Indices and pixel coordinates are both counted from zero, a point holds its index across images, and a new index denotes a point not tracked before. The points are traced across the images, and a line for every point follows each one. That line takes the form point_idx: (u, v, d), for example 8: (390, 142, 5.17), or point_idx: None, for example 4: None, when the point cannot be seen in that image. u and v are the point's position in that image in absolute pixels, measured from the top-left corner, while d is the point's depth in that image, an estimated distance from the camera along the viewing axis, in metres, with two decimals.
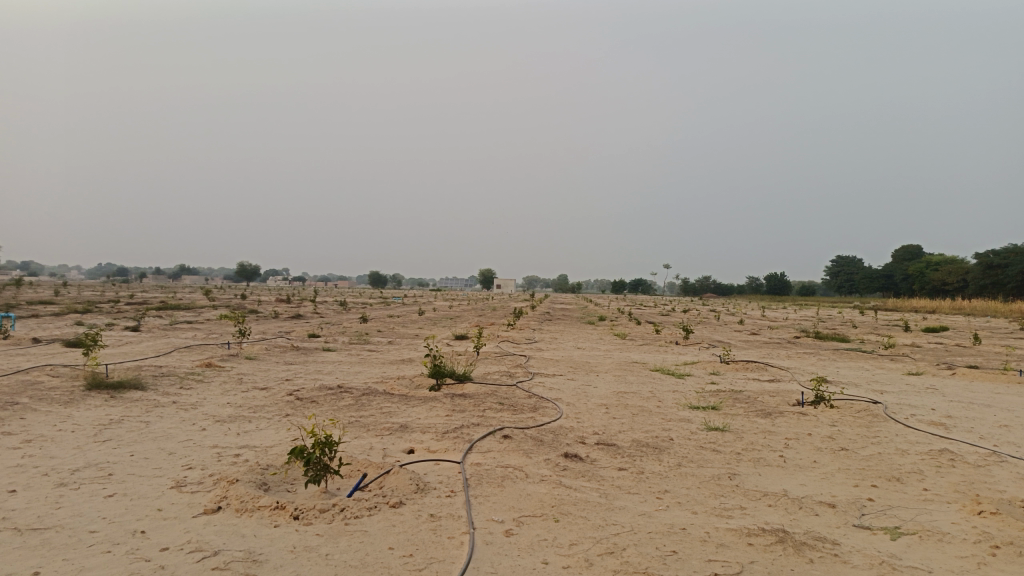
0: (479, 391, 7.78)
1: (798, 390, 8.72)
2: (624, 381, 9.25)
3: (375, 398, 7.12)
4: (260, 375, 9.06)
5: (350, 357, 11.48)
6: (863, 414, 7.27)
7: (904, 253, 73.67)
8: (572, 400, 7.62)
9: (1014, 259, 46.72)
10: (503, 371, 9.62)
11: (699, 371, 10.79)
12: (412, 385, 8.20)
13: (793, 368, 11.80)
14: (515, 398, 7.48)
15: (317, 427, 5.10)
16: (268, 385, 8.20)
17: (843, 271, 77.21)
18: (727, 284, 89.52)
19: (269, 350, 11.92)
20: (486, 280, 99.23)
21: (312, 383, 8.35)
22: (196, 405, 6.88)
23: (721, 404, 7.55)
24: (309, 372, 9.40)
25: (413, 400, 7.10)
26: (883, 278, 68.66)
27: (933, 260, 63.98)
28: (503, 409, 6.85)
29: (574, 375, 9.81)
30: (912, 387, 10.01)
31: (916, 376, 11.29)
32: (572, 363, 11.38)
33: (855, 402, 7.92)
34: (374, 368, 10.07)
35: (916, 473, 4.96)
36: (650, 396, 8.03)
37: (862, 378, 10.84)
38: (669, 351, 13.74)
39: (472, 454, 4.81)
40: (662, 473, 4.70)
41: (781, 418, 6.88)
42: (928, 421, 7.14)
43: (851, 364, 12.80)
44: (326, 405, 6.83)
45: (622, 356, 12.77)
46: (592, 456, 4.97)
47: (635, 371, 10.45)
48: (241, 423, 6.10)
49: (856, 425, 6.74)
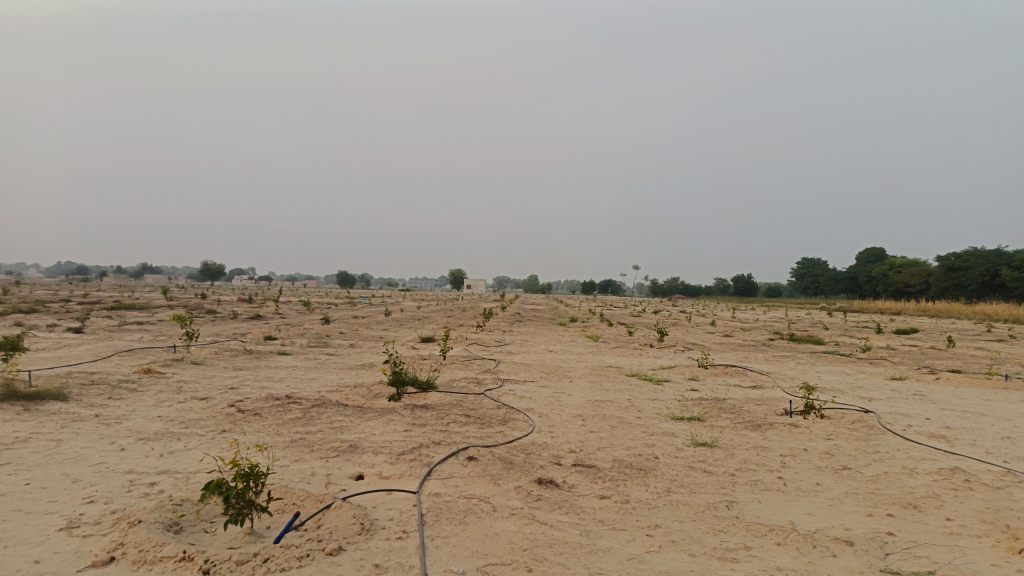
0: (443, 401, 7.09)
1: (784, 398, 8.18)
2: (599, 389, 8.60)
3: (326, 411, 6.39)
4: (202, 383, 8.25)
5: (306, 363, 10.68)
6: (858, 426, 6.74)
7: (868, 256, 74.54)
8: (544, 411, 6.97)
9: (975, 263, 47.40)
10: (470, 377, 8.94)
11: (677, 376, 10.21)
12: (370, 393, 7.49)
13: (774, 373, 11.32)
14: (483, 409, 6.80)
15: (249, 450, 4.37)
16: (208, 395, 7.40)
17: (810, 274, 77.94)
18: (695, 284, 89.82)
19: (218, 354, 11.06)
20: (456, 281, 98.62)
21: (259, 392, 7.57)
22: (120, 420, 6.08)
23: (705, 414, 6.96)
24: (258, 380, 8.60)
25: (368, 412, 6.38)
26: (848, 280, 69.36)
27: (896, 261, 64.81)
28: (468, 423, 6.17)
29: (546, 382, 9.14)
30: (898, 393, 9.54)
31: (900, 381, 10.86)
32: (544, 368, 10.72)
33: (846, 412, 7.38)
34: (331, 375, 9.31)
35: (934, 499, 4.40)
36: (628, 405, 7.41)
37: (846, 383, 10.37)
38: (644, 355, 13.17)
39: (430, 481, 4.13)
40: (650, 503, 4.06)
41: (772, 431, 6.31)
42: (928, 433, 6.63)
43: (831, 368, 12.36)
44: (270, 419, 6.08)
45: (596, 359, 12.14)
46: (569, 483, 4.32)
47: (610, 377, 9.84)
48: (167, 442, 5.32)
49: (852, 438, 6.18)
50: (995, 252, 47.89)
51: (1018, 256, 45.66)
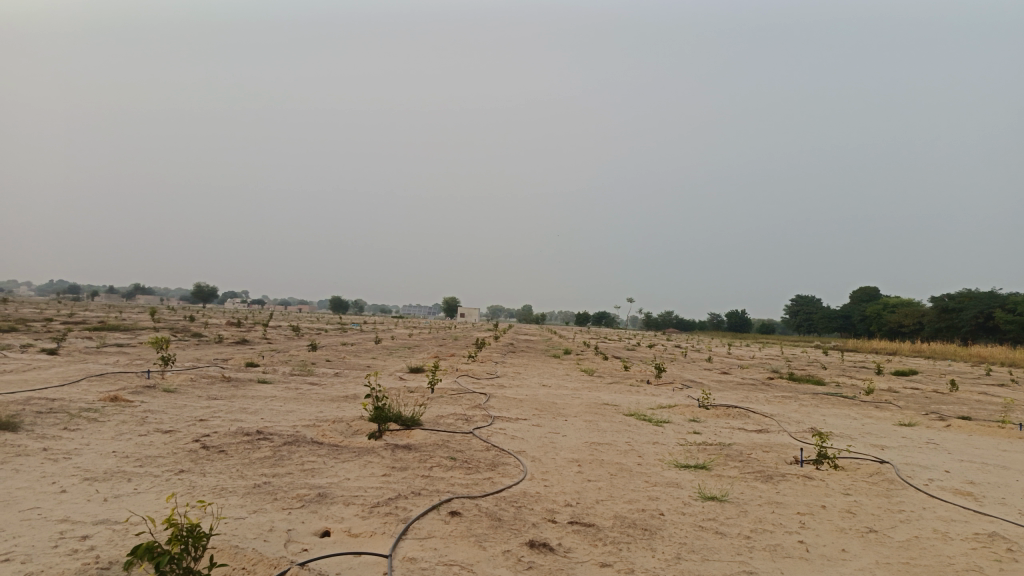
0: (427, 441, 6.53)
1: (793, 445, 7.66)
2: (596, 430, 8.05)
3: (298, 449, 5.84)
4: (170, 414, 7.67)
5: (285, 393, 10.10)
6: (877, 479, 6.22)
7: (862, 295, 74.35)
8: (537, 454, 6.41)
9: (969, 304, 47.17)
10: (458, 414, 8.38)
11: (678, 417, 9.66)
12: (350, 430, 6.93)
13: (777, 415, 10.78)
14: (470, 451, 6.25)
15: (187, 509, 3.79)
16: (174, 427, 6.84)
17: (804, 310, 77.73)
18: (689, 320, 89.43)
19: (194, 382, 10.46)
20: (450, 309, 98.15)
21: (229, 425, 7.01)
22: (69, 455, 5.51)
23: (711, 462, 6.42)
24: (231, 411, 8.03)
25: (344, 452, 5.82)
26: (842, 318, 69.09)
27: (890, 300, 64.66)
28: (453, 467, 5.62)
29: (539, 420, 8.58)
30: (911, 441, 9.00)
31: (910, 428, 10.33)
32: (537, 404, 10.16)
33: (862, 462, 6.85)
34: (311, 408, 8.74)
35: (977, 573, 3.87)
36: (627, 449, 6.86)
37: (853, 429, 9.84)
38: (641, 392, 12.63)
39: (405, 543, 3.60)
40: (658, 573, 3.53)
41: (785, 483, 5.79)
42: (952, 488, 6.11)
43: (836, 411, 11.82)
44: (235, 458, 5.51)
45: (591, 396, 11.60)
46: (564, 546, 3.78)
47: (607, 416, 9.30)
48: (115, 484, 4.75)
49: (873, 494, 5.65)
50: (989, 294, 47.72)
51: (1012, 299, 45.51)
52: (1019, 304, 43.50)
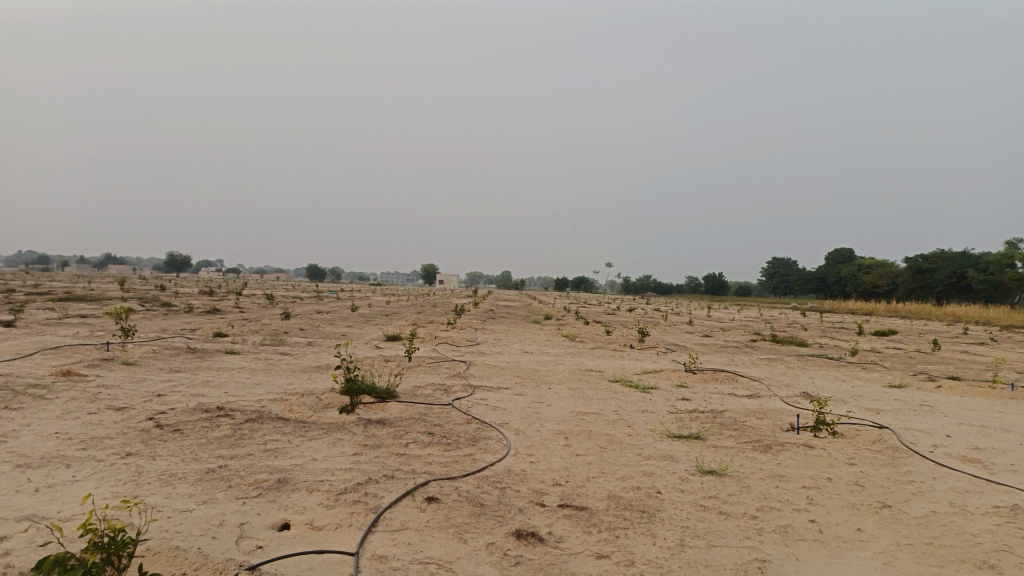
0: (403, 414, 6.08)
1: (788, 410, 7.32)
2: (582, 398, 7.64)
3: (261, 427, 5.36)
4: (125, 389, 7.13)
5: (254, 364, 9.58)
6: (880, 446, 5.89)
7: (838, 257, 74.80)
8: (520, 427, 5.99)
9: (943, 264, 47.52)
10: (436, 383, 7.94)
11: (665, 383, 9.30)
12: (320, 405, 6.47)
13: (766, 379, 10.47)
14: (448, 425, 5.80)
15: (115, 511, 3.28)
16: (128, 405, 6.32)
17: (781, 272, 78.17)
18: (668, 284, 89.59)
19: (155, 354, 9.88)
20: (429, 275, 97.43)
21: (189, 401, 6.50)
22: (5, 438, 4.98)
23: (705, 431, 6.05)
24: (193, 386, 7.51)
25: (312, 430, 5.34)
26: (818, 280, 69.53)
27: (865, 261, 65.06)
28: (430, 444, 5.18)
29: (522, 389, 8.16)
30: (905, 404, 8.73)
31: (901, 390, 10.08)
32: (519, 372, 9.76)
33: (861, 428, 6.51)
34: (280, 380, 8.24)
35: (1008, 554, 3.51)
36: (615, 419, 6.47)
37: (844, 392, 9.56)
38: (626, 357, 12.28)
39: (375, 536, 3.16)
40: (661, 565, 3.12)
41: (785, 453, 5.43)
42: (959, 455, 5.79)
43: (825, 374, 11.56)
44: (191, 439, 5.01)
45: (574, 362, 11.23)
46: (555, 535, 3.36)
47: (592, 383, 8.92)
48: (50, 470, 4.24)
49: (879, 464, 5.31)
50: (962, 254, 48.05)
51: (985, 258, 45.87)
52: (992, 264, 43.84)
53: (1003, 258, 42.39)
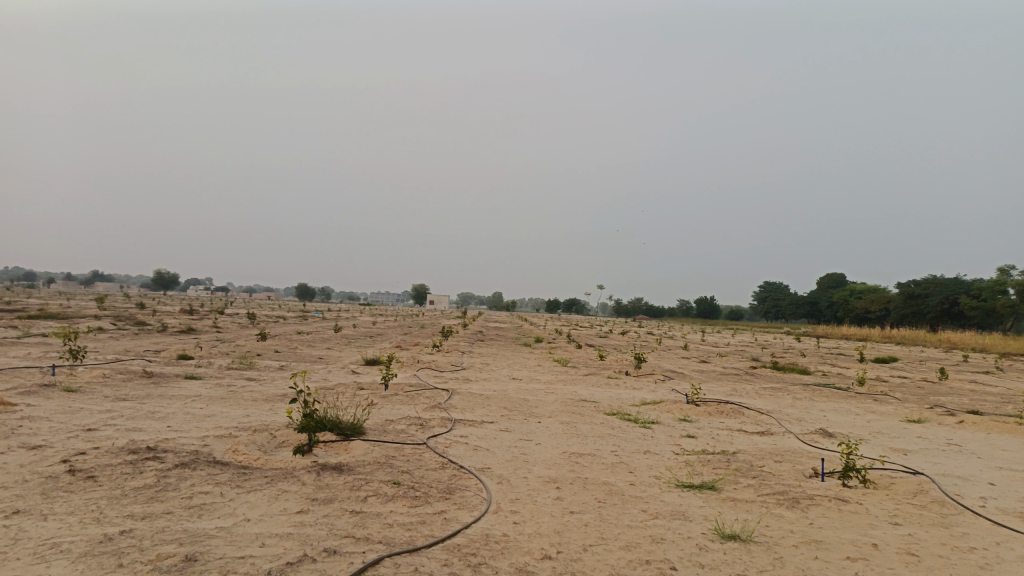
0: (367, 457, 5.20)
1: (807, 452, 6.47)
2: (575, 436, 6.77)
3: (192, 475, 4.46)
4: (52, 422, 6.21)
5: (214, 392, 8.66)
6: (925, 498, 5.04)
7: (830, 282, 74.32)
8: (504, 473, 5.11)
9: (934, 289, 46.97)
10: (411, 417, 7.03)
11: (666, 417, 8.43)
12: (273, 445, 5.58)
13: (775, 412, 9.62)
14: (419, 472, 4.91)
15: None
16: (46, 442, 5.40)
17: (772, 296, 77.67)
18: (659, 308, 88.92)
19: (105, 379, 8.93)
20: (420, 296, 96.45)
21: (119, 438, 5.58)
22: None
23: (720, 480, 5.19)
24: (133, 418, 6.58)
25: (252, 479, 4.45)
26: (809, 304, 69.00)
27: (857, 286, 64.57)
28: (393, 498, 4.29)
29: (509, 424, 7.27)
30: (933, 444, 7.88)
31: (922, 426, 9.23)
32: (506, 402, 8.86)
33: (896, 477, 5.67)
34: (236, 411, 7.33)
35: None
36: (615, 463, 5.60)
37: (861, 429, 8.71)
38: (621, 385, 11.41)
39: None
40: None
41: (816, 510, 4.58)
42: (1016, 512, 4.95)
43: (836, 406, 10.71)
44: (101, 492, 4.11)
45: (566, 391, 10.34)
46: None
47: (587, 417, 8.05)
48: None
49: (929, 523, 4.48)
50: (955, 281, 47.52)
51: (977, 284, 45.33)
52: (984, 290, 43.33)
53: (996, 284, 41.93)
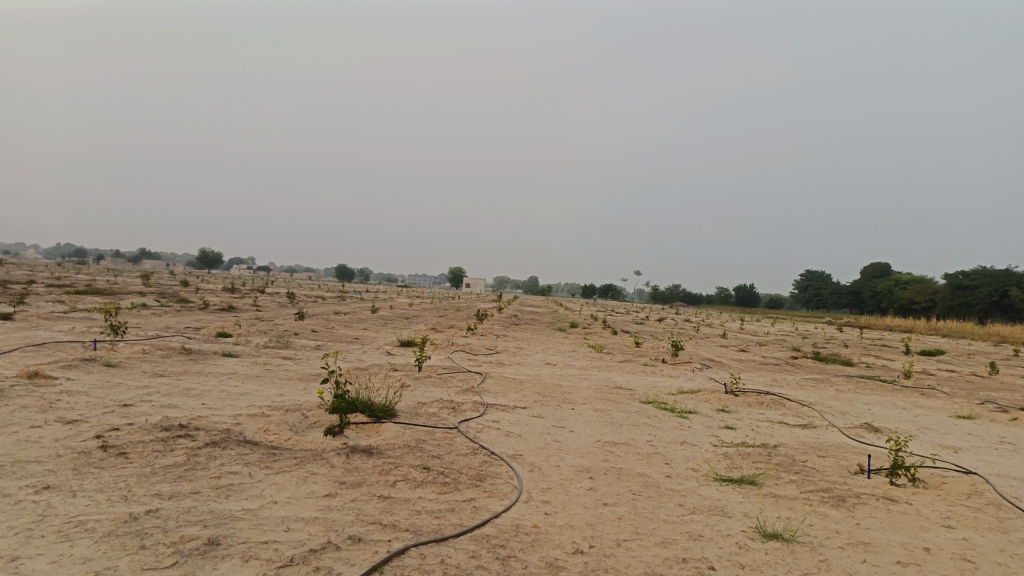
0: (397, 441, 5.13)
1: (852, 447, 6.22)
2: (609, 424, 6.62)
3: (222, 454, 4.43)
4: (89, 396, 6.26)
5: (249, 370, 8.70)
6: (979, 500, 4.78)
7: (874, 271, 72.50)
8: (536, 461, 4.99)
9: (984, 281, 45.46)
10: (444, 401, 6.94)
11: (704, 407, 8.21)
12: (304, 425, 5.54)
13: (817, 404, 9.33)
14: (449, 457, 4.82)
15: None
16: (82, 417, 5.44)
17: (813, 285, 76.11)
18: (696, 295, 87.87)
19: (143, 355, 9.03)
20: (456, 279, 96.79)
21: (153, 415, 5.60)
22: None
23: (760, 474, 4.99)
24: (168, 395, 6.61)
25: (281, 460, 4.39)
26: (852, 294, 67.45)
27: (902, 276, 62.86)
28: (422, 483, 4.20)
29: (542, 410, 7.14)
30: (985, 441, 7.54)
31: (972, 422, 8.86)
32: (540, 387, 8.74)
33: (948, 476, 5.40)
34: (270, 390, 7.32)
35: None
36: (650, 454, 5.44)
37: (908, 424, 8.38)
38: (658, 373, 11.20)
39: None
40: None
41: (863, 510, 4.37)
42: None
43: (881, 400, 10.36)
44: (132, 469, 4.09)
45: (601, 377, 10.18)
46: None
47: (622, 404, 7.89)
48: None
49: (985, 527, 4.24)
50: (1006, 272, 45.90)
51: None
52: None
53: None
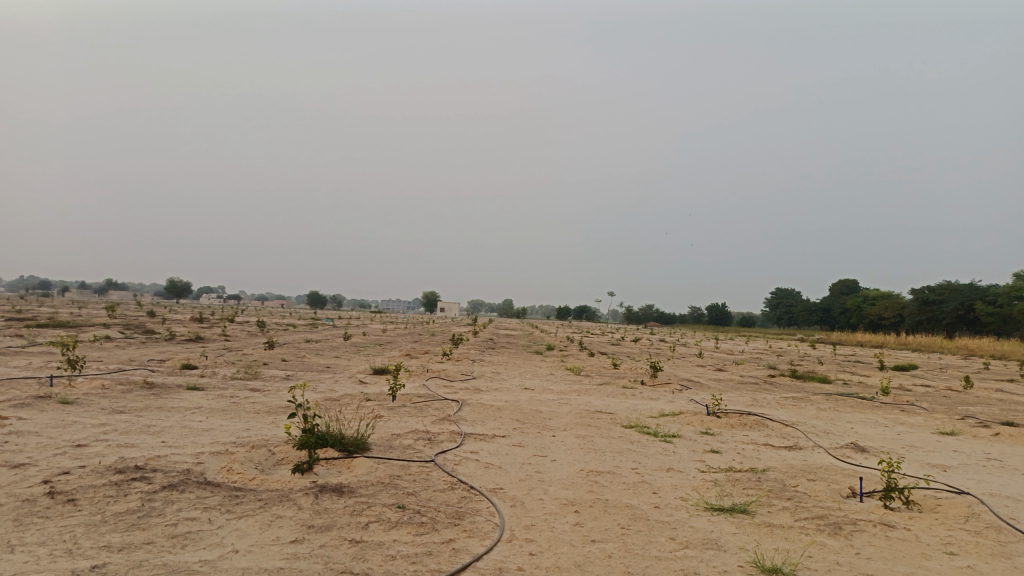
0: (371, 477, 4.83)
1: (842, 469, 6.05)
2: (592, 451, 6.37)
3: (180, 498, 4.11)
4: (40, 437, 5.87)
5: (215, 403, 8.32)
6: (977, 523, 4.62)
7: (843, 288, 73.48)
8: (518, 495, 4.72)
9: (950, 295, 46.23)
10: (419, 431, 6.65)
11: (687, 430, 8.01)
12: (271, 463, 5.22)
13: (800, 424, 9.18)
14: (426, 494, 4.54)
15: None
16: (30, 460, 5.06)
17: (784, 303, 76.91)
18: (669, 315, 88.29)
19: (103, 391, 8.60)
20: (430, 303, 96.23)
21: (108, 456, 5.23)
22: None
23: (752, 502, 4.78)
24: (126, 433, 6.24)
25: (244, 503, 4.08)
26: (822, 310, 68.23)
27: (871, 292, 63.77)
28: (397, 524, 3.92)
29: (522, 438, 6.88)
30: (972, 459, 7.42)
31: (956, 439, 8.77)
32: (519, 414, 8.47)
33: (942, 498, 5.24)
34: (236, 425, 6.97)
35: None
36: (637, 483, 5.21)
37: (893, 442, 8.25)
38: (638, 396, 10.99)
39: None
40: None
41: (861, 538, 4.17)
42: None
43: (863, 418, 10.25)
44: (80, 518, 3.76)
45: (581, 402, 9.94)
46: None
47: (604, 430, 7.65)
48: None
49: (988, 552, 4.07)
50: (971, 287, 46.73)
51: (994, 290, 44.56)
52: (1001, 296, 42.59)
53: (1012, 291, 41.21)
